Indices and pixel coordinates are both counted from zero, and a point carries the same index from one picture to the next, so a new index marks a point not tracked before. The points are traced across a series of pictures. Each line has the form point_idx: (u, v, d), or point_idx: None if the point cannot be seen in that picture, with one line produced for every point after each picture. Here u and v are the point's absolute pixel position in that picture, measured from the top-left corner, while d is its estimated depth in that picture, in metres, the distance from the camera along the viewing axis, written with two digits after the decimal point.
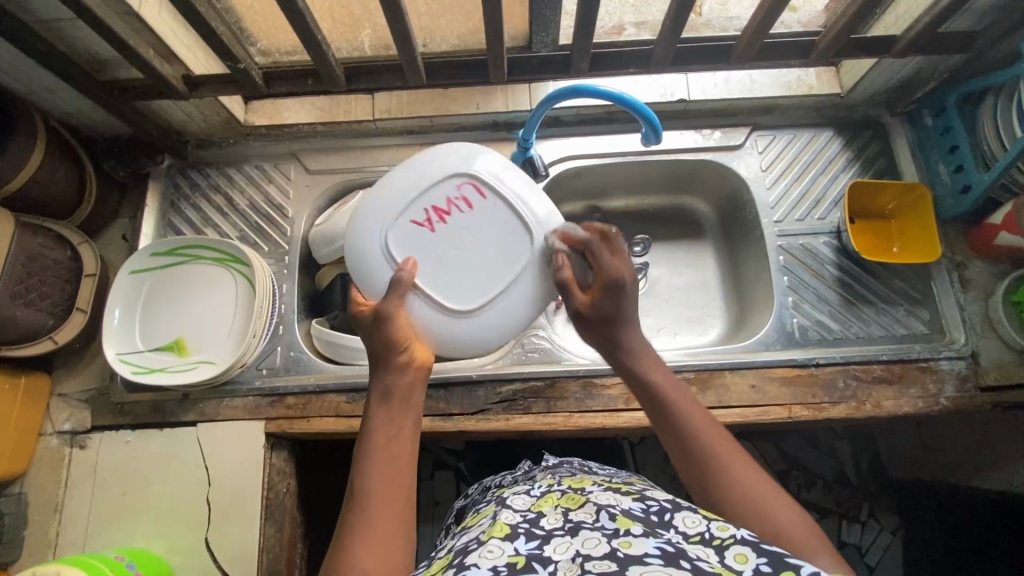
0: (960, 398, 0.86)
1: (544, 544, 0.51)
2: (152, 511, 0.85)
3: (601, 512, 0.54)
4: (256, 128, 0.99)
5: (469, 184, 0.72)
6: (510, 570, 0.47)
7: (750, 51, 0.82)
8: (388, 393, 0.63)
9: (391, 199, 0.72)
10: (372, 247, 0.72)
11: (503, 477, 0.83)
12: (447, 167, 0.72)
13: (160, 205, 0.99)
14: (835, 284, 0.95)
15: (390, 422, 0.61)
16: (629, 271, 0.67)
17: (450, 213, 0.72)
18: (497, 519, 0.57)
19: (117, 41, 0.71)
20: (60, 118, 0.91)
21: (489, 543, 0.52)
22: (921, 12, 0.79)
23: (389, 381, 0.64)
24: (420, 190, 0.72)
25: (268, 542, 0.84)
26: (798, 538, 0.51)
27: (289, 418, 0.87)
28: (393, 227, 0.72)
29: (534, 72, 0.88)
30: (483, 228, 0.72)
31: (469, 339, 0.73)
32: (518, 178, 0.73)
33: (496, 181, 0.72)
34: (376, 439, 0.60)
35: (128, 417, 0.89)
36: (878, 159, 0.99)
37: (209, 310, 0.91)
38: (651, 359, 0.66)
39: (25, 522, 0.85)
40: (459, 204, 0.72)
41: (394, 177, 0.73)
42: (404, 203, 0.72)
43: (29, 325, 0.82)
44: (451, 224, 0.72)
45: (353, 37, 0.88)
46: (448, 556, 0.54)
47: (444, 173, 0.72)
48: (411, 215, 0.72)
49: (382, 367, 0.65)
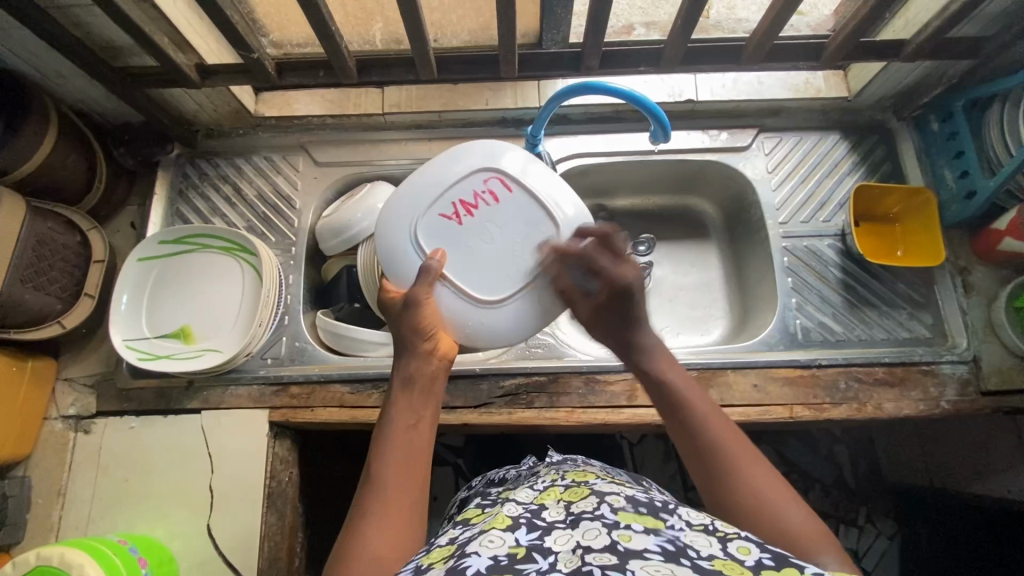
0: (961, 402, 0.87)
1: (545, 534, 0.52)
2: (155, 497, 0.85)
3: (603, 504, 0.54)
4: (266, 119, 1.00)
5: (493, 178, 0.74)
6: (510, 560, 0.48)
7: (760, 51, 0.83)
8: (410, 379, 0.66)
9: (420, 194, 0.74)
10: (402, 240, 0.74)
11: (506, 472, 0.83)
12: (470, 162, 0.75)
13: (169, 193, 0.99)
14: (839, 286, 0.95)
15: (410, 409, 0.63)
16: (633, 274, 0.70)
17: (477, 207, 0.74)
18: (499, 510, 0.57)
19: (132, 27, 0.72)
20: (72, 104, 0.91)
21: (491, 532, 0.52)
22: (931, 17, 0.80)
23: (410, 368, 0.66)
24: (447, 185, 0.74)
25: (270, 530, 0.84)
26: (807, 537, 0.51)
27: (294, 407, 0.88)
28: (421, 220, 0.74)
29: (544, 68, 0.88)
30: (511, 218, 0.74)
31: (496, 331, 0.76)
32: (541, 171, 0.75)
33: (520, 175, 0.74)
34: (394, 425, 0.62)
35: (133, 403, 0.89)
36: (882, 164, 1.00)
37: (215, 299, 0.91)
38: (664, 356, 0.68)
39: (29, 504, 0.86)
40: (484, 197, 0.74)
41: (424, 173, 0.76)
42: (432, 200, 0.74)
43: (38, 309, 0.82)
44: (478, 218, 0.74)
45: (366, 30, 0.88)
46: (450, 545, 0.53)
47: (468, 170, 0.74)
48: (439, 209, 0.74)
49: (405, 355, 0.68)
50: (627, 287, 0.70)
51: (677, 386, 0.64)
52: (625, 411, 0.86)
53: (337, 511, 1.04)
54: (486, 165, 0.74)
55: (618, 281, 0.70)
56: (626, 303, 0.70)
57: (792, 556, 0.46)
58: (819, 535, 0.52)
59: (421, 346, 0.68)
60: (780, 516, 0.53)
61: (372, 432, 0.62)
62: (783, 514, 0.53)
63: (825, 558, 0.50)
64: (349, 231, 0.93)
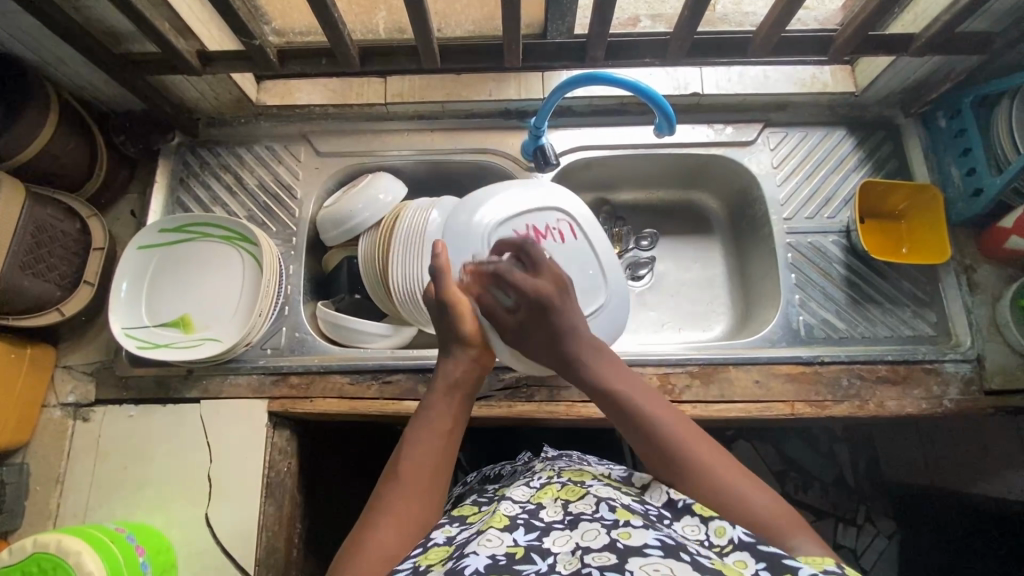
0: (964, 401, 0.86)
1: (543, 536, 0.51)
2: (153, 485, 0.85)
3: (601, 504, 0.54)
4: (267, 108, 0.99)
5: (568, 224, 0.85)
6: (509, 560, 0.47)
7: (769, 41, 0.81)
8: (453, 385, 0.67)
9: (504, 202, 0.83)
10: (475, 225, 0.81)
11: (500, 467, 0.83)
12: (549, 202, 0.84)
13: (169, 181, 0.99)
14: (843, 283, 0.94)
15: (449, 412, 0.65)
16: (549, 285, 0.69)
17: (546, 238, 0.83)
18: (497, 509, 0.57)
19: (134, 12, 0.71)
20: (73, 90, 0.91)
21: (488, 533, 0.52)
22: (941, 11, 0.79)
23: (454, 373, 0.68)
24: (530, 209, 0.83)
25: (268, 520, 0.84)
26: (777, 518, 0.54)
27: (293, 398, 0.87)
28: (500, 221, 0.82)
29: (548, 58, 0.87)
30: (571, 261, 0.83)
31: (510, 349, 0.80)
32: (605, 238, 0.86)
33: (587, 230, 0.85)
34: (430, 423, 0.64)
35: (132, 391, 0.89)
36: (888, 161, 0.99)
37: (216, 288, 0.91)
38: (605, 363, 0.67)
39: (27, 491, 0.85)
40: (555, 233, 0.84)
41: (506, 190, 0.84)
42: (511, 214, 0.83)
43: (38, 295, 0.82)
44: (545, 246, 0.83)
45: (369, 19, 0.88)
46: (448, 545, 0.54)
47: (549, 208, 0.84)
48: (514, 226, 0.83)
49: (447, 357, 0.70)
50: (538, 298, 0.67)
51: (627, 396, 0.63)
52: None
53: (335, 502, 1.04)
54: (567, 210, 0.85)
55: (529, 296, 0.68)
56: (544, 317, 0.68)
57: (786, 559, 0.46)
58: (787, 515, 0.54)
59: (463, 354, 0.70)
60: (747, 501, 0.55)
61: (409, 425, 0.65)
62: (756, 503, 0.54)
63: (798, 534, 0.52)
64: (350, 222, 0.93)
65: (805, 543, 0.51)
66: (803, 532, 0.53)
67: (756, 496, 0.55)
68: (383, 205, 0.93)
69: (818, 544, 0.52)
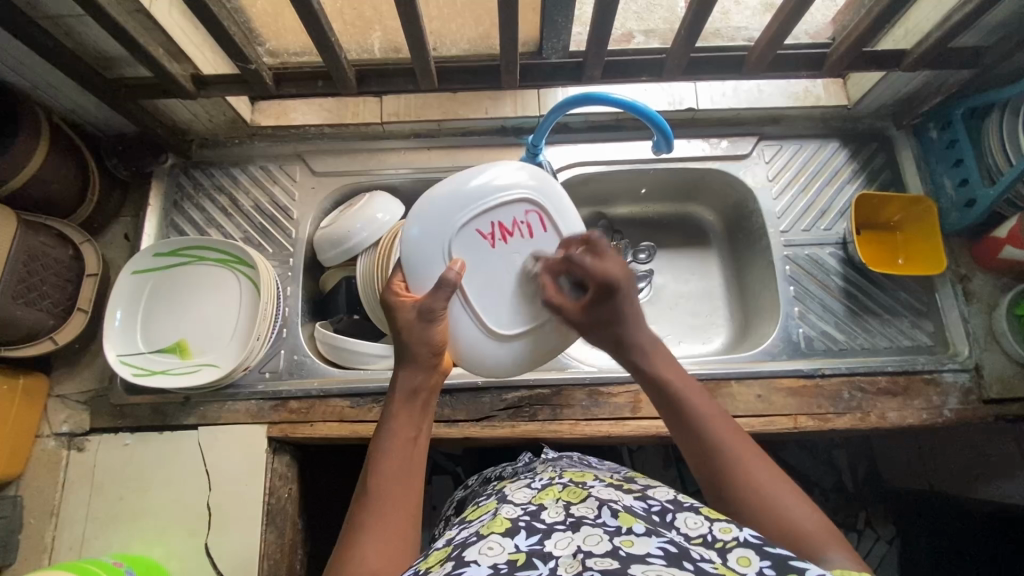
0: (963, 410, 0.87)
1: (545, 538, 0.50)
2: (151, 516, 0.83)
3: (603, 508, 0.53)
4: (262, 128, 0.98)
5: (536, 214, 0.71)
6: (510, 568, 0.46)
7: (763, 61, 0.82)
8: (414, 393, 0.64)
9: (460, 203, 0.69)
10: (445, 226, 0.69)
11: (503, 470, 0.81)
12: (517, 185, 0.70)
13: (163, 204, 0.98)
14: (840, 294, 0.95)
15: (412, 422, 0.63)
16: (618, 270, 0.66)
17: (514, 235, 0.70)
18: (498, 512, 0.56)
19: (127, 39, 0.70)
20: (62, 114, 0.90)
21: (490, 538, 0.51)
22: (933, 26, 0.79)
23: (413, 380, 0.64)
24: (485, 204, 0.69)
25: (269, 549, 0.83)
26: (812, 534, 0.51)
27: (292, 423, 0.86)
28: (458, 230, 0.69)
29: (546, 78, 0.87)
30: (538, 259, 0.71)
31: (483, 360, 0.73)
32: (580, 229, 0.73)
33: (560, 219, 0.71)
34: (397, 437, 0.61)
35: (128, 419, 0.87)
36: (882, 172, 1.00)
37: (211, 313, 0.90)
38: (656, 352, 0.66)
39: (20, 525, 0.83)
40: (521, 229, 0.71)
41: (470, 175, 0.70)
42: (473, 214, 0.69)
43: (30, 325, 0.81)
44: (512, 246, 0.70)
45: (364, 39, 0.87)
46: (447, 547, 0.53)
47: (513, 197, 0.70)
48: (477, 224, 0.70)
49: (402, 362, 0.65)
50: (608, 281, 0.65)
51: (676, 388, 0.63)
52: (630, 422, 0.86)
53: (336, 526, 1.03)
54: (534, 197, 0.70)
55: (598, 277, 0.66)
56: (610, 300, 0.66)
57: (792, 559, 0.44)
58: (824, 531, 0.52)
59: (422, 367, 0.65)
60: (783, 511, 0.53)
61: (372, 438, 0.62)
62: (793, 517, 0.52)
63: (833, 553, 0.50)
64: (348, 242, 0.92)
65: (842, 558, 0.49)
66: (839, 546, 0.51)
67: (793, 509, 0.53)
68: (380, 224, 0.93)
69: (854, 557, 0.50)
